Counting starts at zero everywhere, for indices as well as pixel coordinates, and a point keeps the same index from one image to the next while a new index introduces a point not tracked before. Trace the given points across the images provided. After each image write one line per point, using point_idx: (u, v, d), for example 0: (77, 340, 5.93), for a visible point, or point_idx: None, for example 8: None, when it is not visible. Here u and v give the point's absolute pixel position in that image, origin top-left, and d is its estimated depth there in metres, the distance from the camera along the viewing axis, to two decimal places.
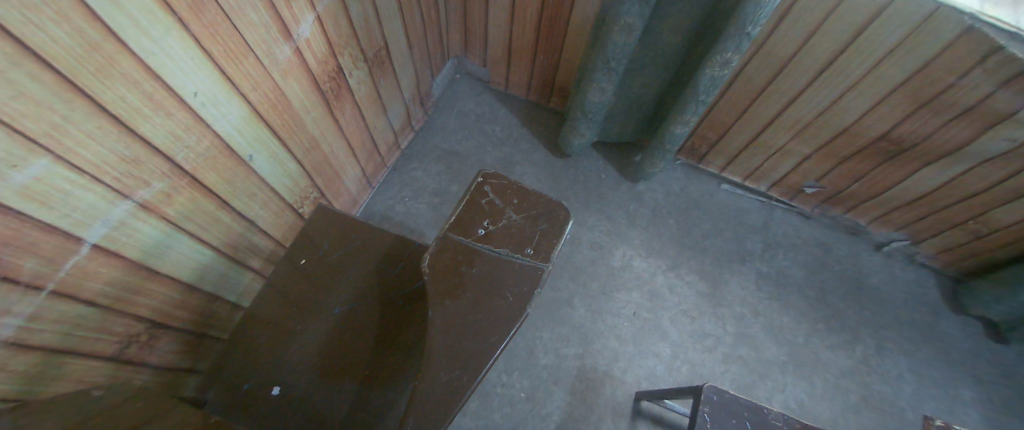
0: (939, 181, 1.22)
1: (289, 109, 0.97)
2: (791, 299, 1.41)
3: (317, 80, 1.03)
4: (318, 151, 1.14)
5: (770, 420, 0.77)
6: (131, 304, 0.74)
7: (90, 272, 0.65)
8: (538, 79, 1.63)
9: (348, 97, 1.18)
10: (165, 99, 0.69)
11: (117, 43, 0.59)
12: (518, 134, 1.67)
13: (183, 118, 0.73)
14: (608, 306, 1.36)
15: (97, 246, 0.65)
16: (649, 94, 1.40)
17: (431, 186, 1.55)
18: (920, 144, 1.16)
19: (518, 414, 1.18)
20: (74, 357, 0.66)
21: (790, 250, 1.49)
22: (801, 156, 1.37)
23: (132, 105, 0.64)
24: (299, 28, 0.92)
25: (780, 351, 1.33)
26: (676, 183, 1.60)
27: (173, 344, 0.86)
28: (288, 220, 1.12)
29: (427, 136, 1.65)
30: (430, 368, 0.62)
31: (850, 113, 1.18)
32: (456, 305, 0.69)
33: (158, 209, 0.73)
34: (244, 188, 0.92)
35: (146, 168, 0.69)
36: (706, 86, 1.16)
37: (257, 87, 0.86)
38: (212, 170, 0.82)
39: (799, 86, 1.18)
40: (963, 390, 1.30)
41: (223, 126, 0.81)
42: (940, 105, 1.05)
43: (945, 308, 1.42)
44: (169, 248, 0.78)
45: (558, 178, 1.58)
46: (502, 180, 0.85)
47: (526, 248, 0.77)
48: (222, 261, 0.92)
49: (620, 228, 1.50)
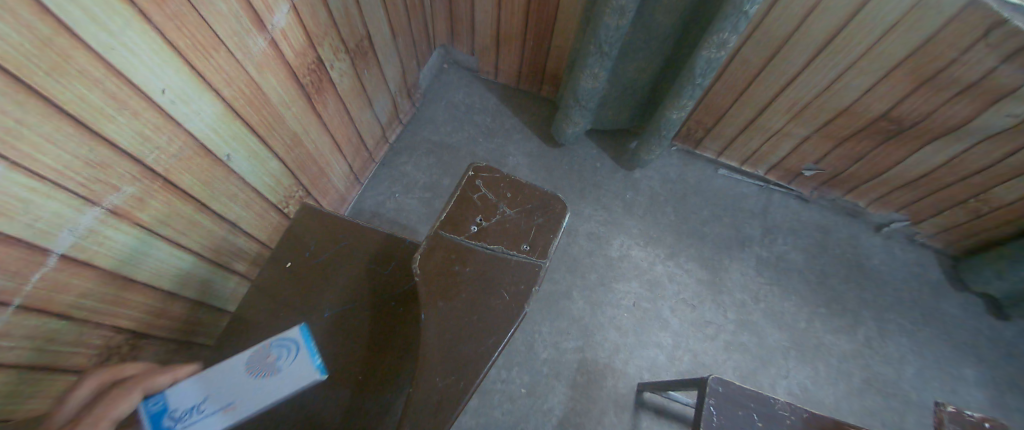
0: (940, 160, 1.20)
1: (267, 104, 0.93)
2: (791, 283, 1.40)
3: (296, 73, 0.99)
4: (300, 147, 1.09)
5: (778, 411, 0.76)
6: (110, 316, 0.70)
7: (60, 285, 0.61)
8: (528, 67, 1.59)
9: (330, 90, 1.13)
10: (130, 97, 0.64)
11: (72, 38, 0.54)
12: (510, 124, 1.63)
13: (152, 117, 0.68)
14: (608, 297, 1.34)
15: (66, 257, 0.61)
16: (644, 79, 1.36)
17: (422, 181, 1.51)
18: (920, 122, 1.14)
19: (519, 410, 1.16)
20: (51, 372, 0.63)
21: (789, 233, 1.48)
22: (800, 138, 1.35)
23: (94, 105, 0.59)
24: (273, 18, 0.87)
25: (781, 337, 1.32)
26: (673, 169, 1.58)
27: (158, 354, 0.83)
28: (274, 221, 1.08)
29: (417, 129, 1.61)
30: (425, 373, 0.59)
31: (850, 93, 1.15)
32: (450, 306, 0.66)
33: (131, 215, 0.69)
34: (224, 189, 0.88)
35: (114, 172, 0.65)
36: (703, 69, 1.12)
37: (231, 82, 0.82)
38: (187, 172, 0.77)
39: (797, 65, 1.15)
40: (965, 369, 1.29)
41: (197, 125, 0.77)
42: (941, 82, 1.03)
43: (945, 287, 1.42)
44: (147, 256, 0.74)
45: (552, 169, 1.55)
46: (494, 173, 0.81)
47: (522, 244, 0.74)
48: (205, 266, 0.88)
49: (617, 217, 1.47)
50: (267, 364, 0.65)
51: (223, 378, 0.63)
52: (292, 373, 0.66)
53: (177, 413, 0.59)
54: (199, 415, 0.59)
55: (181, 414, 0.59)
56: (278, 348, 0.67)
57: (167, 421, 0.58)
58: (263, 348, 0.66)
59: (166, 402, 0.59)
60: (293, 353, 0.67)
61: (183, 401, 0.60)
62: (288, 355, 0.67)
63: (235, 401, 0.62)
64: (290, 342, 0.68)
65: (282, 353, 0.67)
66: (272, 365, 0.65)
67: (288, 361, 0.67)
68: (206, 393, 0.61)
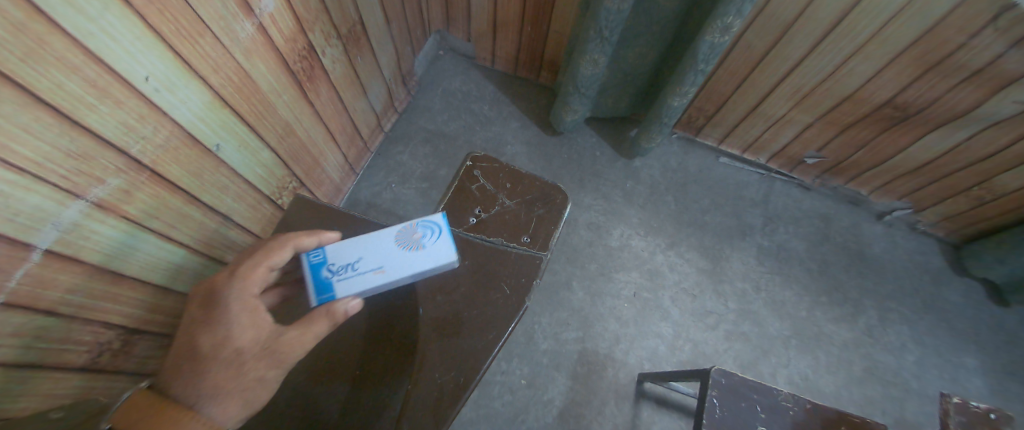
0: (944, 147, 1.19)
1: (257, 92, 0.90)
2: (792, 272, 1.39)
3: (286, 59, 0.95)
4: (292, 137, 1.07)
5: (781, 402, 0.75)
6: (99, 312, 0.67)
7: (46, 280, 0.58)
8: (525, 53, 1.55)
9: (323, 78, 1.10)
10: (111, 85, 0.61)
11: (47, 22, 0.51)
12: (508, 112, 1.60)
13: (136, 106, 0.66)
14: (608, 287, 1.33)
15: (51, 252, 0.58)
16: (645, 65, 1.33)
17: (419, 171, 1.48)
18: (925, 109, 1.12)
19: (519, 401, 1.16)
20: (40, 370, 0.60)
21: (791, 222, 1.46)
22: (803, 125, 1.32)
23: (73, 94, 0.57)
24: (261, 2, 0.84)
25: (782, 326, 1.32)
26: (673, 157, 1.55)
27: (151, 349, 0.80)
28: (267, 212, 1.06)
29: (412, 117, 1.57)
30: (423, 369, 0.62)
31: (855, 79, 1.13)
32: (449, 300, 0.68)
33: (117, 208, 0.66)
34: (214, 181, 0.85)
35: (98, 163, 0.62)
36: (706, 54, 1.09)
37: (218, 69, 0.79)
38: (175, 163, 0.75)
39: (801, 51, 1.12)
40: (965, 357, 1.30)
41: (183, 114, 0.74)
42: (947, 67, 1.01)
43: (946, 274, 1.41)
44: (136, 249, 0.71)
45: (551, 157, 1.52)
46: (494, 163, 0.85)
47: (522, 236, 0.77)
48: (198, 259, 0.86)
49: (617, 206, 1.46)
50: (414, 240, 0.65)
51: (372, 244, 0.64)
52: (437, 252, 0.65)
53: (335, 267, 0.61)
54: (353, 271, 0.62)
55: (338, 268, 0.61)
56: (426, 229, 0.67)
57: (326, 274, 0.61)
58: (410, 226, 0.66)
59: (326, 258, 0.62)
60: (437, 235, 0.66)
61: (340, 257, 0.62)
62: (434, 235, 0.66)
63: (384, 266, 0.63)
64: (434, 224, 0.67)
65: (427, 233, 0.66)
66: (420, 241, 0.66)
67: (433, 241, 0.66)
68: (359, 255, 0.63)
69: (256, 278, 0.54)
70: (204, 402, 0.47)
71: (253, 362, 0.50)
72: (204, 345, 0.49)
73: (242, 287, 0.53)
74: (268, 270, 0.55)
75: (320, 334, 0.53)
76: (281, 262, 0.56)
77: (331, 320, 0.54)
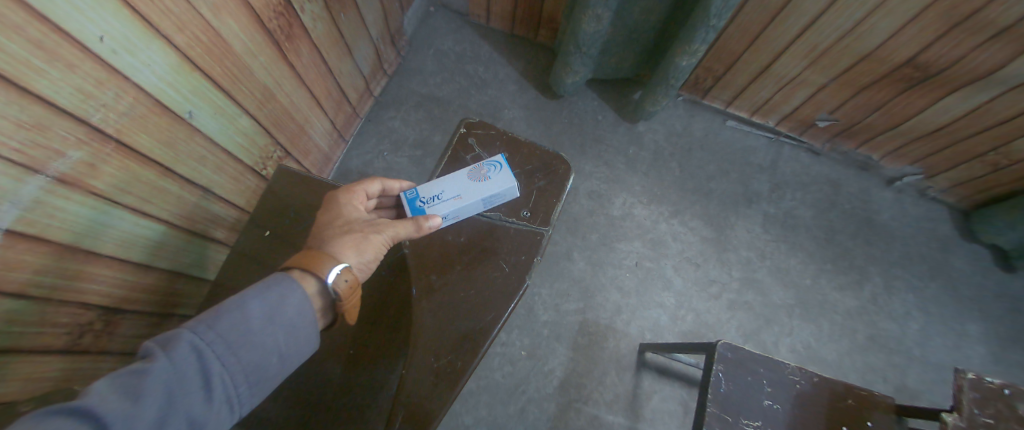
0: (965, 110, 1.12)
1: (229, 54, 0.82)
2: (799, 240, 1.36)
3: (260, 17, 0.87)
4: (273, 102, 1.00)
5: (787, 376, 0.74)
6: (74, 292, 0.64)
7: (11, 262, 0.54)
8: (522, 10, 1.44)
9: (303, 37, 1.01)
10: (61, 45, 0.55)
11: None
12: (505, 74, 1.51)
13: (91, 70, 0.59)
14: (609, 257, 1.31)
15: (14, 232, 0.53)
16: (652, 22, 1.24)
17: (411, 138, 1.41)
18: (947, 69, 1.05)
19: (520, 371, 1.16)
20: (18, 355, 0.57)
21: (799, 189, 1.42)
22: (817, 86, 1.25)
23: (17, 57, 0.50)
24: None
25: (787, 295, 1.30)
26: (679, 121, 1.49)
27: (136, 329, 0.77)
28: (251, 184, 1.01)
29: (403, 80, 1.48)
30: (416, 354, 0.59)
31: (875, 36, 1.05)
32: (444, 282, 0.66)
33: (83, 183, 0.61)
34: (190, 152, 0.79)
35: (55, 134, 0.56)
36: (719, 8, 1.00)
37: (183, 26, 0.71)
38: (143, 132, 0.69)
39: (821, 5, 1.03)
40: (968, 324, 1.30)
41: (147, 78, 0.68)
42: (976, 24, 0.93)
43: (955, 241, 1.39)
44: (108, 226, 0.66)
45: (551, 122, 1.45)
46: (489, 129, 0.81)
47: (522, 211, 0.73)
48: (178, 235, 0.81)
49: (619, 174, 1.40)
50: (480, 173, 0.72)
51: (450, 178, 0.71)
52: (501, 181, 0.71)
53: (425, 199, 0.69)
54: (438, 201, 0.69)
55: (428, 200, 0.69)
56: (490, 164, 0.73)
57: (420, 203, 0.69)
58: (476, 165, 0.73)
59: (418, 190, 0.69)
60: (499, 168, 0.73)
61: (429, 190, 0.69)
62: (497, 168, 0.73)
63: (461, 194, 0.69)
64: (496, 161, 0.74)
65: (491, 168, 0.73)
66: (486, 174, 0.72)
67: (496, 173, 0.72)
68: (442, 189, 0.70)
69: (359, 189, 0.65)
70: (323, 242, 0.57)
71: (360, 227, 0.59)
72: (321, 219, 0.61)
73: (349, 193, 0.64)
74: (363, 196, 0.65)
75: (402, 233, 0.62)
76: (373, 191, 0.67)
77: (415, 228, 0.63)
